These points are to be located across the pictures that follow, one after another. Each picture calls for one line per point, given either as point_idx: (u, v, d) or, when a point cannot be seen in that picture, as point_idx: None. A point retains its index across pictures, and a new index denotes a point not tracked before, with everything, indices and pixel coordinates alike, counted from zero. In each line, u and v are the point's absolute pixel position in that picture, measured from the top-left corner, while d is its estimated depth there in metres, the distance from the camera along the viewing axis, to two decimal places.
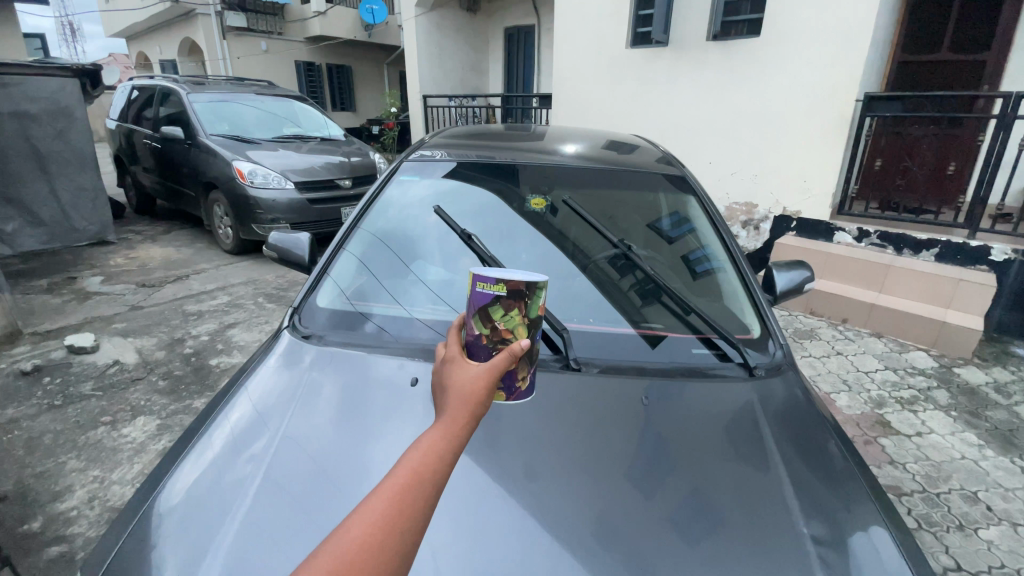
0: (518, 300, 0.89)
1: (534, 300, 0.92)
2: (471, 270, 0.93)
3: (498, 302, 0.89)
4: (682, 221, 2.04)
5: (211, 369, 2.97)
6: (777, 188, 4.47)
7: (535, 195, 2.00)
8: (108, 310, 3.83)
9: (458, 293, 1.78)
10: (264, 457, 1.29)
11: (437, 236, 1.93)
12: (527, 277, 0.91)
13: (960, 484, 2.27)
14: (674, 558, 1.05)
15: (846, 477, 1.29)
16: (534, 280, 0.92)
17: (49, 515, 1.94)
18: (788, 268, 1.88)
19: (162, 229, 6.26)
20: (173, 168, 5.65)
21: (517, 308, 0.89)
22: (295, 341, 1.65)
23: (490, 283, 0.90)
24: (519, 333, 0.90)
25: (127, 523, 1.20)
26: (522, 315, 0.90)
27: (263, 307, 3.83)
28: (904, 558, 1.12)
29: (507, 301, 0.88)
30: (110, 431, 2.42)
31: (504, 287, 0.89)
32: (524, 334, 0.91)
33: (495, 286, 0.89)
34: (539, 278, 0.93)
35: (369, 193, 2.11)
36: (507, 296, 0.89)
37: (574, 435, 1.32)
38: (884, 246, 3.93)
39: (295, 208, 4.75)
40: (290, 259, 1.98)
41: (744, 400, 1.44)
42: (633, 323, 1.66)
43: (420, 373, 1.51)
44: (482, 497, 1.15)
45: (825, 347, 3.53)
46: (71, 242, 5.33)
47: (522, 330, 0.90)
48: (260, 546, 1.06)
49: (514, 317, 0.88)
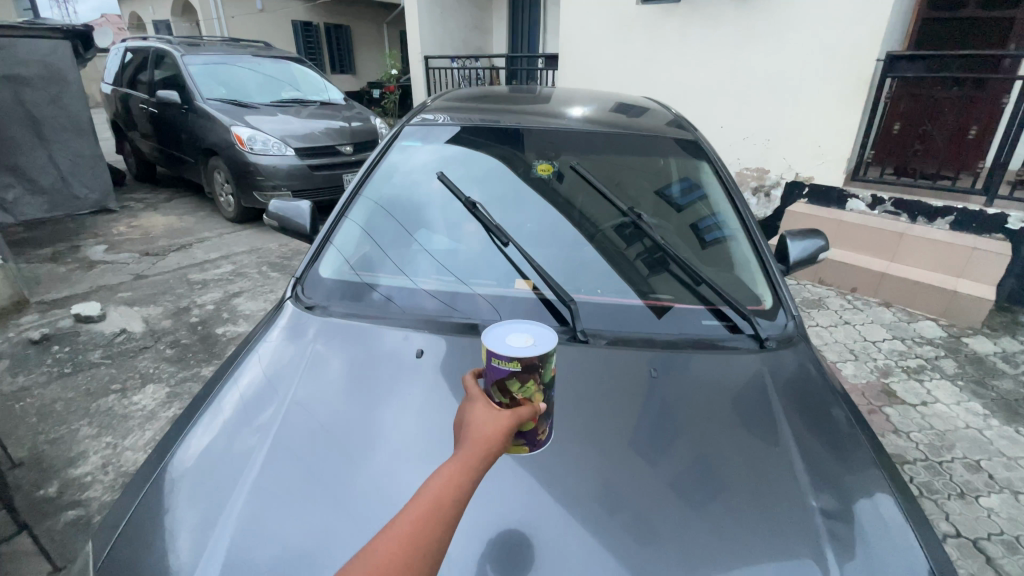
0: (533, 372, 0.92)
1: (548, 365, 0.96)
2: (483, 342, 0.94)
3: (514, 376, 0.91)
4: (693, 188, 1.98)
5: (218, 337, 2.98)
6: (791, 154, 4.32)
7: (541, 160, 1.96)
8: (112, 279, 3.83)
9: (463, 262, 1.74)
10: (272, 426, 1.29)
11: (441, 204, 1.89)
12: (539, 349, 0.93)
13: (963, 452, 2.28)
14: (680, 522, 1.06)
15: (852, 443, 1.30)
16: (545, 350, 0.94)
17: (65, 481, 1.99)
18: (802, 236, 1.83)
19: (164, 196, 6.20)
20: (171, 133, 5.54)
21: (532, 379, 0.93)
22: (299, 312, 1.62)
23: (504, 359, 0.91)
24: (535, 398, 0.95)
25: (139, 488, 1.22)
26: (537, 382, 0.94)
27: (267, 276, 3.81)
28: (907, 522, 1.14)
29: (523, 374, 0.92)
30: (120, 398, 2.46)
31: (518, 363, 0.91)
32: (541, 398, 0.96)
33: (510, 362, 0.90)
34: (552, 344, 0.96)
35: (370, 158, 2.05)
36: (522, 370, 0.91)
37: (581, 408, 1.31)
38: (898, 215, 3.84)
39: (296, 175, 4.68)
40: (291, 227, 1.95)
41: (753, 373, 1.42)
42: (641, 295, 1.62)
43: (425, 345, 1.49)
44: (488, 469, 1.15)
45: (833, 316, 3.50)
46: (73, 210, 5.30)
47: (538, 395, 0.95)
48: (271, 514, 1.08)
49: (530, 387, 0.93)
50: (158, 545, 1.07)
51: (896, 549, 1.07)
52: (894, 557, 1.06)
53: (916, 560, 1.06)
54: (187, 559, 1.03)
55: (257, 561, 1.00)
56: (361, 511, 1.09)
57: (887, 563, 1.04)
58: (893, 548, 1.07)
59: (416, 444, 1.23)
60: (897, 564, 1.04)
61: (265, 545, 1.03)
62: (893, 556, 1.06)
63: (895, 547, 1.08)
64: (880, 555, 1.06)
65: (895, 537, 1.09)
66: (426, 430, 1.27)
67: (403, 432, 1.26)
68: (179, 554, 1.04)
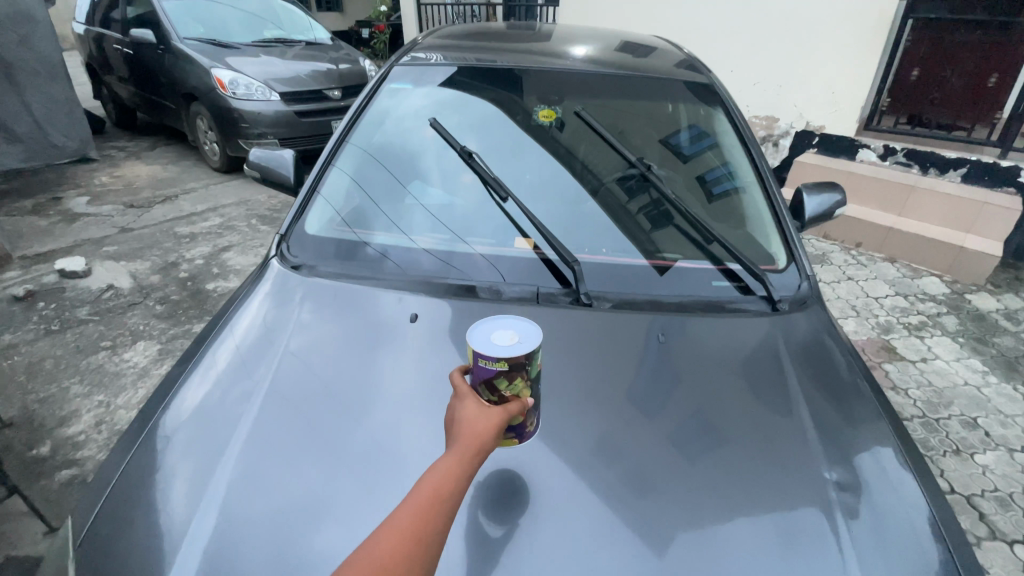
0: (520, 370, 0.93)
1: (534, 361, 0.96)
2: (469, 343, 0.93)
3: (501, 375, 0.92)
4: (703, 136, 1.86)
5: (209, 293, 2.91)
6: (803, 100, 4.09)
7: (543, 106, 1.84)
8: (97, 233, 3.71)
9: (459, 216, 1.64)
10: (261, 389, 1.24)
11: (435, 153, 1.76)
12: (526, 347, 0.93)
13: (961, 410, 2.30)
14: (685, 484, 1.08)
15: (857, 397, 1.30)
16: (532, 347, 0.94)
17: (58, 441, 1.99)
18: (819, 191, 1.73)
19: (147, 144, 5.94)
20: (149, 77, 5.22)
21: (520, 376, 0.93)
22: (284, 272, 1.51)
23: (491, 359, 0.90)
24: (523, 394, 0.95)
25: (129, 446, 1.18)
26: (525, 378, 0.94)
27: (257, 230, 3.70)
28: (911, 474, 1.16)
29: (510, 372, 0.92)
30: (111, 356, 2.42)
31: (505, 363, 0.91)
32: (528, 392, 0.97)
33: (497, 361, 0.90)
34: (537, 340, 0.97)
35: (357, 103, 1.90)
36: (510, 370, 0.91)
37: (586, 380, 1.27)
38: (910, 165, 3.69)
39: (282, 122, 4.45)
40: (274, 178, 1.83)
41: (767, 338, 1.37)
42: (647, 254, 1.54)
43: (420, 309, 1.40)
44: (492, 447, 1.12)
45: (836, 272, 3.44)
46: (52, 159, 5.07)
47: (526, 391, 0.95)
48: (266, 480, 1.06)
49: (518, 384, 0.93)
50: (151, 501, 1.06)
51: (899, 501, 1.10)
52: (897, 508, 1.09)
53: (917, 511, 1.10)
54: (181, 516, 1.02)
55: (252, 518, 1.00)
56: (358, 471, 1.07)
57: (891, 514, 1.08)
58: (896, 500, 1.11)
59: (414, 405, 1.20)
60: (900, 517, 1.08)
61: (260, 501, 1.02)
62: (896, 508, 1.09)
63: (899, 499, 1.11)
64: (884, 508, 1.09)
65: (898, 490, 1.12)
66: (424, 389, 1.23)
67: (400, 399, 1.21)
68: (172, 510, 1.03)
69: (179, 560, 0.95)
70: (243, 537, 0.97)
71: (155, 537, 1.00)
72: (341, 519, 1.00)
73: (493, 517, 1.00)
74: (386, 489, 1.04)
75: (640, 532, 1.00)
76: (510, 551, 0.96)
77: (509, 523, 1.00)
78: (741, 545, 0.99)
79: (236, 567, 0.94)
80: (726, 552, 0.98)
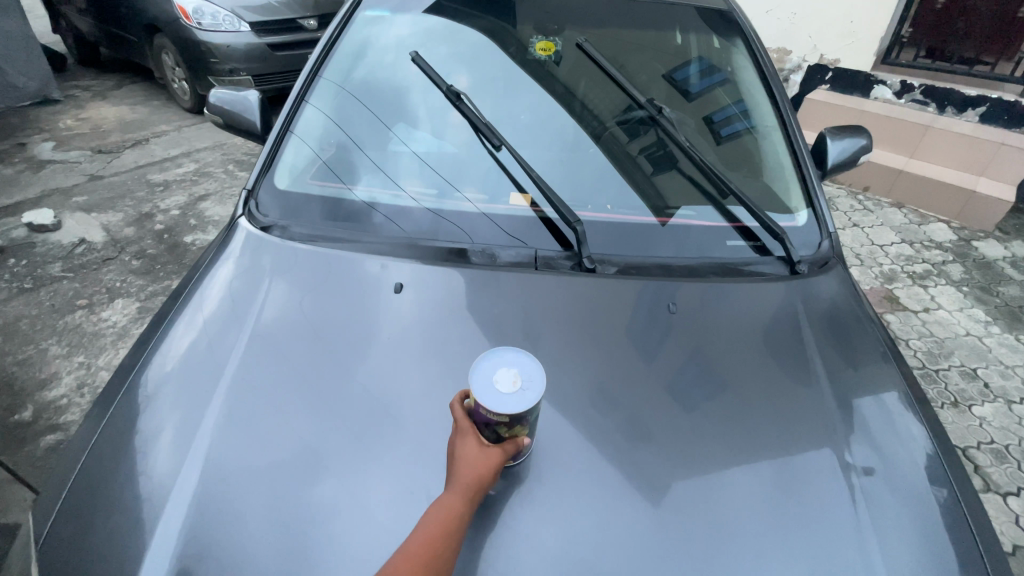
0: (521, 421, 0.87)
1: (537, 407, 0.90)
2: (471, 386, 0.87)
3: (501, 424, 0.87)
4: (717, 71, 1.69)
5: (187, 247, 2.76)
6: (818, 31, 3.66)
7: (539, 38, 1.66)
8: (65, 182, 3.48)
9: (448, 167, 1.49)
10: (242, 349, 1.16)
11: (419, 90, 1.58)
12: (530, 400, 0.86)
13: (961, 360, 2.28)
14: (695, 454, 1.02)
15: (865, 345, 1.26)
16: (536, 399, 0.87)
17: (40, 404, 1.94)
18: (841, 135, 1.59)
19: (112, 82, 5.52)
20: (108, 6, 4.75)
21: (520, 425, 0.88)
22: (255, 235, 1.36)
23: (492, 411, 0.85)
24: (521, 434, 0.92)
25: (105, 409, 1.14)
26: (525, 424, 0.90)
27: (235, 177, 3.48)
28: (919, 424, 1.14)
29: (510, 423, 0.87)
30: (88, 315, 2.32)
31: (506, 416, 0.85)
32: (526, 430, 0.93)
33: (496, 415, 0.85)
34: (544, 390, 0.89)
35: (328, 34, 1.69)
36: (510, 422, 0.86)
37: (591, 345, 1.18)
38: (926, 103, 3.46)
39: (254, 56, 4.10)
40: (239, 124, 1.65)
41: (784, 300, 1.28)
42: (655, 210, 1.41)
43: (406, 277, 1.28)
44: None
45: (842, 219, 3.31)
46: (13, 101, 4.71)
47: (525, 432, 0.91)
48: (249, 449, 1.01)
49: (517, 431, 0.89)
50: (132, 465, 1.02)
51: (908, 452, 1.09)
52: (906, 459, 1.07)
53: (923, 458, 1.08)
54: (163, 480, 0.98)
55: (238, 481, 0.96)
56: (348, 433, 1.03)
57: (902, 470, 1.05)
58: (904, 449, 1.09)
59: (405, 364, 1.14)
60: (908, 467, 1.06)
61: (245, 463, 0.99)
62: (904, 458, 1.07)
63: (906, 449, 1.09)
64: (893, 460, 1.06)
65: (906, 440, 1.10)
66: (415, 345, 1.17)
67: (392, 366, 1.13)
68: (154, 475, 1.00)
69: (164, 524, 0.92)
70: (228, 501, 0.94)
71: (136, 505, 0.96)
72: (333, 483, 0.96)
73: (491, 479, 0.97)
74: (377, 450, 1.01)
75: (647, 492, 0.96)
76: (517, 525, 0.91)
77: (508, 482, 0.96)
78: (752, 506, 0.95)
79: (223, 532, 0.91)
80: (744, 517, 0.94)
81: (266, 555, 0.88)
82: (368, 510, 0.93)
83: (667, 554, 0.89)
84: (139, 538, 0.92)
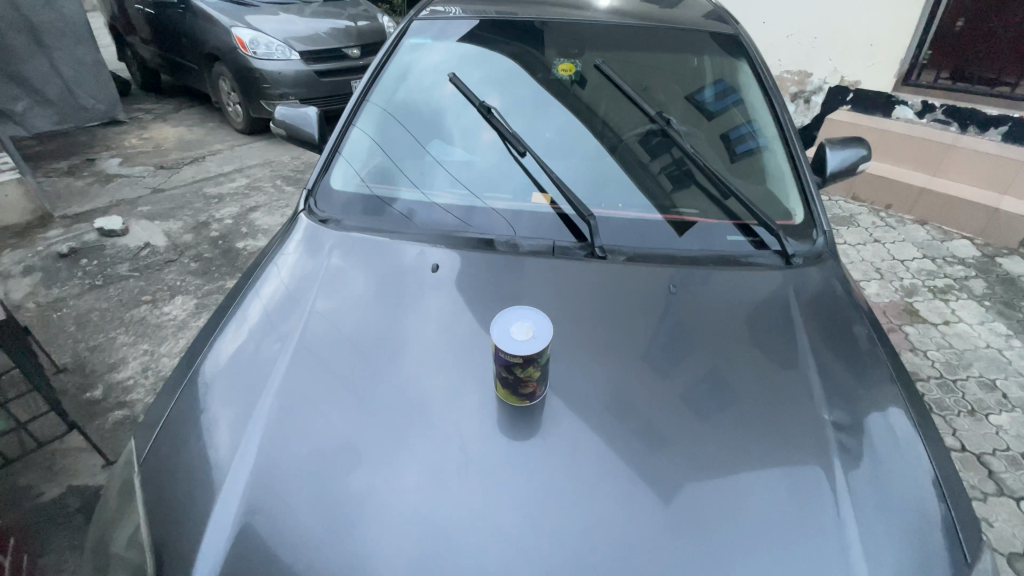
0: (532, 361, 1.10)
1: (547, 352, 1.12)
2: (493, 335, 1.13)
3: (517, 363, 1.10)
4: (728, 91, 1.83)
5: (239, 251, 3.03)
6: (839, 54, 3.75)
7: (562, 59, 1.84)
8: (131, 194, 3.83)
9: (478, 174, 1.67)
10: (294, 335, 1.31)
11: (455, 109, 1.78)
12: (539, 345, 1.10)
13: (979, 371, 2.32)
14: (698, 439, 1.12)
15: (855, 334, 1.37)
16: (544, 344, 1.11)
17: (109, 384, 2.17)
18: (843, 146, 1.74)
19: (172, 106, 6.01)
20: (172, 38, 5.22)
21: (533, 365, 1.10)
22: (313, 226, 1.58)
23: (510, 351, 1.10)
24: (535, 377, 1.12)
25: (177, 387, 1.30)
26: (537, 366, 1.11)
27: (282, 191, 3.78)
28: (899, 398, 1.27)
29: (525, 362, 1.09)
30: (152, 308, 2.58)
31: (520, 355, 1.09)
32: (541, 376, 1.14)
33: (513, 354, 1.09)
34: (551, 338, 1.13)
35: (377, 59, 1.92)
36: (524, 361, 1.09)
37: (602, 330, 1.32)
38: (949, 122, 3.49)
39: (303, 82, 4.46)
40: (299, 136, 1.88)
41: (778, 289, 1.41)
42: (662, 210, 1.56)
43: (441, 260, 1.47)
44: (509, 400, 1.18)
45: (863, 234, 3.36)
46: (84, 122, 5.18)
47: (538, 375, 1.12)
48: (299, 423, 1.14)
49: (530, 371, 1.10)
50: (199, 440, 1.16)
51: (901, 459, 1.14)
52: (901, 469, 1.12)
53: (915, 459, 1.15)
54: (224, 456, 1.11)
55: (290, 459, 1.08)
56: (385, 413, 1.15)
57: (882, 441, 1.16)
58: (898, 455, 1.14)
59: (436, 346, 1.29)
60: (900, 474, 1.11)
61: (296, 444, 1.10)
62: (899, 464, 1.13)
63: (902, 458, 1.14)
64: (886, 463, 1.12)
65: (902, 448, 1.16)
66: (446, 338, 1.31)
67: (424, 348, 1.28)
68: (217, 449, 1.12)
69: (225, 493, 1.04)
70: (282, 474, 1.06)
71: (205, 467, 1.10)
72: (370, 470, 1.06)
73: (513, 433, 1.12)
74: (412, 437, 1.11)
75: (656, 484, 1.04)
76: (529, 472, 1.06)
77: (523, 433, 1.12)
78: (742, 493, 1.03)
79: (279, 499, 1.02)
80: (732, 475, 1.06)
81: (316, 522, 0.99)
82: (400, 481, 1.04)
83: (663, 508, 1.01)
84: (208, 497, 1.05)
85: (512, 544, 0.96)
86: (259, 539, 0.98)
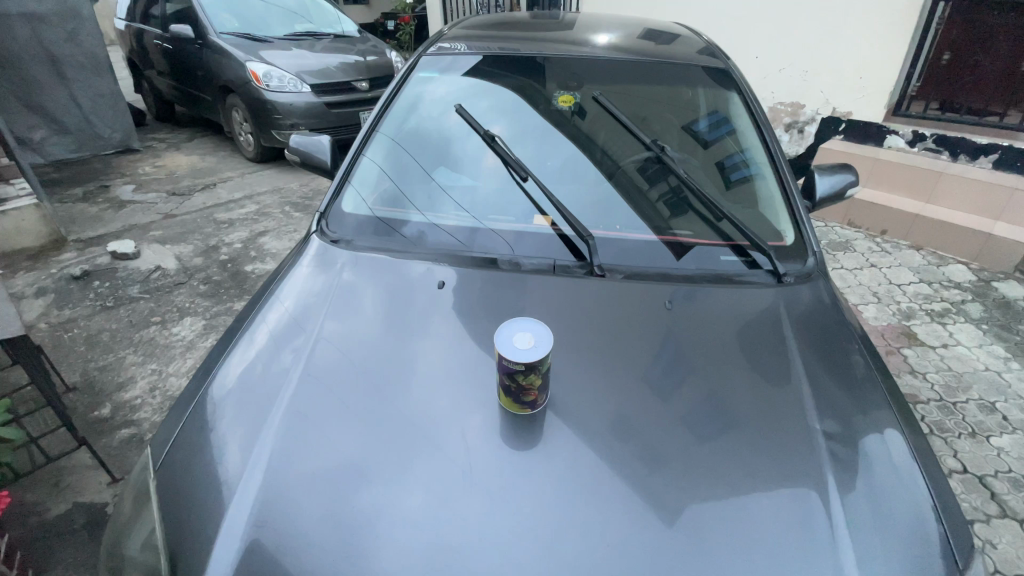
0: (532, 369, 1.14)
1: (546, 360, 1.17)
2: (497, 345, 1.18)
3: (518, 371, 1.14)
4: (721, 122, 1.92)
5: (247, 274, 3.10)
6: (830, 86, 3.90)
7: (563, 91, 1.93)
8: (143, 219, 3.94)
9: (481, 198, 1.74)
10: (303, 354, 1.35)
11: (460, 138, 1.87)
12: (538, 353, 1.15)
13: (979, 394, 2.33)
14: (694, 453, 1.14)
15: (846, 352, 1.41)
16: (544, 352, 1.16)
17: (117, 403, 2.21)
18: (832, 172, 1.82)
19: (185, 135, 6.21)
20: (187, 71, 5.44)
21: (533, 373, 1.15)
22: (325, 246, 1.65)
23: (511, 359, 1.14)
24: (536, 384, 1.17)
25: (188, 404, 1.34)
26: (537, 374, 1.15)
27: (290, 216, 3.87)
28: (891, 414, 1.30)
29: (526, 371, 1.14)
30: (161, 330, 2.63)
31: (520, 363, 1.13)
32: (541, 383, 1.18)
33: (515, 363, 1.14)
34: (549, 347, 1.18)
35: (387, 93, 2.02)
36: (524, 368, 1.14)
37: (601, 348, 1.36)
38: (940, 151, 3.59)
39: (313, 112, 4.63)
40: (312, 162, 1.97)
41: (770, 307, 1.46)
42: (657, 231, 1.63)
43: (447, 277, 1.53)
44: (511, 414, 1.22)
45: (858, 259, 3.42)
46: (99, 150, 5.35)
47: (539, 383, 1.16)
48: (306, 439, 1.17)
49: (532, 378, 1.15)
50: (210, 455, 1.19)
51: (898, 483, 1.15)
52: (897, 490, 1.14)
53: (907, 473, 1.18)
54: (234, 471, 1.14)
55: (296, 475, 1.10)
56: (390, 427, 1.19)
57: (875, 456, 1.19)
58: (895, 479, 1.15)
59: (440, 363, 1.33)
60: (897, 496, 1.12)
61: (302, 461, 1.13)
62: (896, 488, 1.14)
63: (897, 476, 1.16)
64: (881, 482, 1.14)
65: (900, 473, 1.17)
66: (451, 355, 1.35)
67: (428, 365, 1.32)
68: (226, 464, 1.16)
69: (235, 507, 1.07)
70: (291, 488, 1.08)
71: (214, 480, 1.13)
72: (376, 484, 1.08)
73: (516, 445, 1.16)
74: (417, 456, 1.14)
75: (654, 503, 1.06)
76: (531, 483, 1.09)
77: (524, 446, 1.16)
78: (738, 508, 1.06)
79: (286, 513, 1.05)
80: (726, 487, 1.09)
81: (322, 535, 1.02)
82: (404, 496, 1.06)
83: (661, 521, 1.03)
84: (218, 509, 1.08)
85: (515, 558, 0.98)
86: (265, 552, 1.00)
